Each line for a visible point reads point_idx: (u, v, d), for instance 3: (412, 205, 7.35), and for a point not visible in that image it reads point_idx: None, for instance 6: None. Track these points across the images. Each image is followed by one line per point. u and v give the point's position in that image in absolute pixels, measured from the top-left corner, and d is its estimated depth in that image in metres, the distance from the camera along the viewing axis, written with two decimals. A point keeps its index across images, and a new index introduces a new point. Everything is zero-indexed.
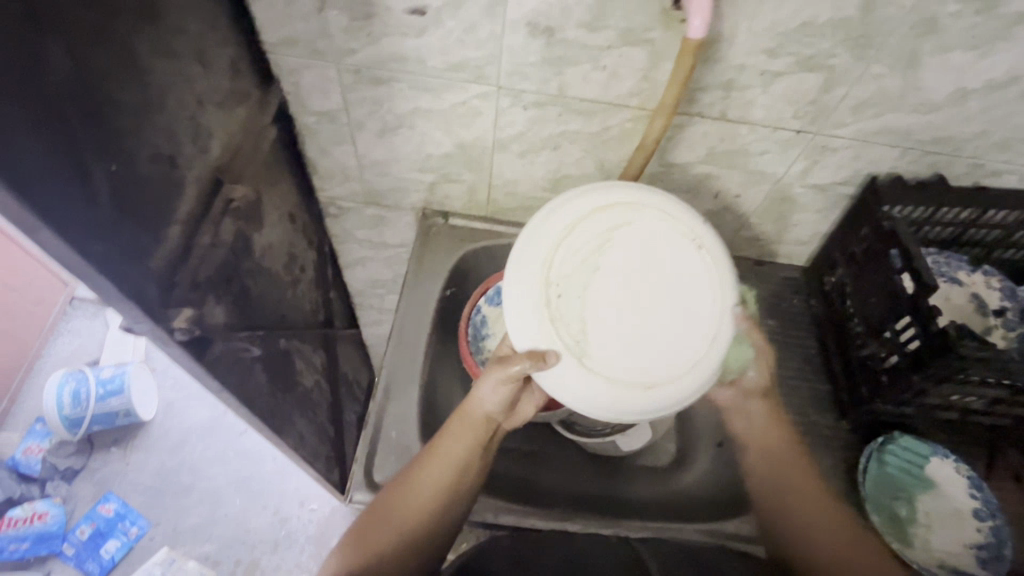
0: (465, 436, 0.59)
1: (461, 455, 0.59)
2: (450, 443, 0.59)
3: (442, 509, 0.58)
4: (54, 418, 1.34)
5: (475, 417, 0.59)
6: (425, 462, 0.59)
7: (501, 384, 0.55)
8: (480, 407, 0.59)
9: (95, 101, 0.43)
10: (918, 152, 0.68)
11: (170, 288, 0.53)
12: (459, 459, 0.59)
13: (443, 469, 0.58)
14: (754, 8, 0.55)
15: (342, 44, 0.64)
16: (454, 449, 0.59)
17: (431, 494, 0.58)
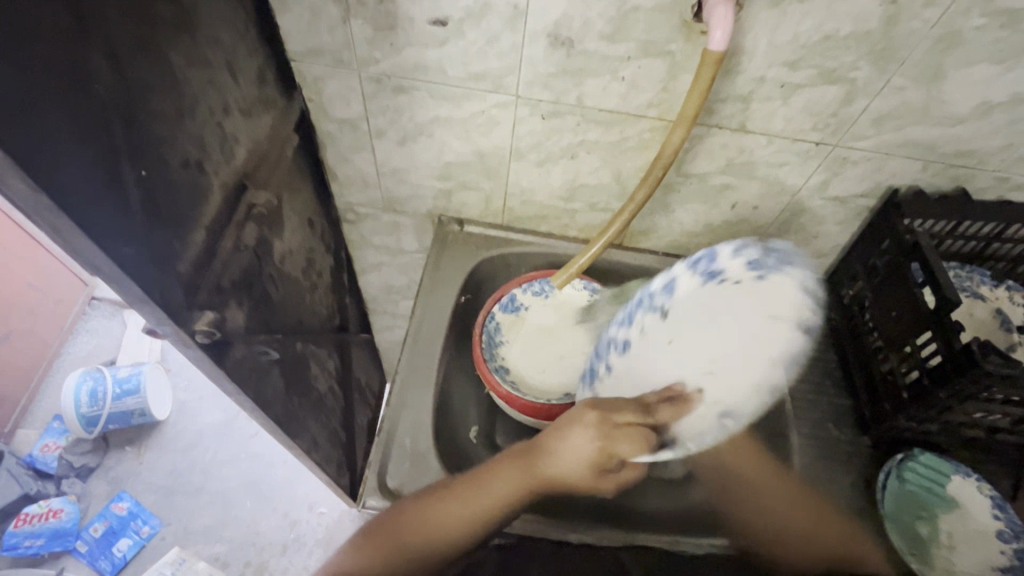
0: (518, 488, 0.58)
1: (498, 505, 0.57)
2: (491, 491, 0.58)
3: (457, 542, 0.57)
4: (72, 416, 1.36)
5: (527, 472, 0.58)
6: (462, 495, 0.58)
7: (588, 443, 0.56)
8: (553, 467, 0.57)
9: (133, 108, 0.45)
10: (941, 165, 0.67)
11: (194, 292, 0.53)
12: (496, 508, 0.58)
13: (479, 506, 0.57)
14: (777, 21, 0.55)
15: (366, 54, 0.65)
16: (492, 496, 0.58)
17: (453, 526, 0.57)
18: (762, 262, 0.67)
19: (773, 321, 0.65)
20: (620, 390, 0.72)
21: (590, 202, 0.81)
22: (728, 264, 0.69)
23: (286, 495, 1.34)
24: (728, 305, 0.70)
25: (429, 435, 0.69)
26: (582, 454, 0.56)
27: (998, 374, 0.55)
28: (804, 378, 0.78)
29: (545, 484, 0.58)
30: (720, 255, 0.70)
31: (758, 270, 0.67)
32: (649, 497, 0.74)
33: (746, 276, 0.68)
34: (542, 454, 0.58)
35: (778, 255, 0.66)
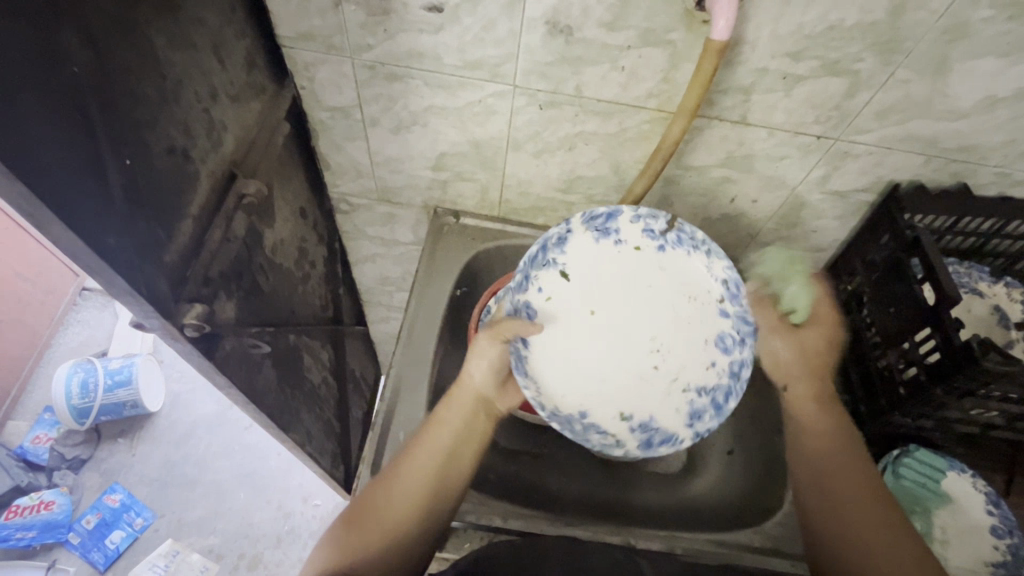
0: (457, 420, 0.59)
1: (451, 441, 0.58)
2: (441, 428, 0.58)
3: (432, 497, 0.55)
4: (63, 407, 1.34)
5: (464, 400, 0.61)
6: (417, 447, 0.57)
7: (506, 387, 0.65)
8: (475, 393, 0.62)
9: (112, 93, 0.43)
10: (942, 159, 0.66)
11: (182, 284, 0.52)
12: (452, 445, 0.58)
13: (439, 447, 0.57)
14: (780, 10, 0.53)
15: (358, 40, 0.63)
16: (446, 434, 0.58)
17: (419, 480, 0.55)
18: (655, 229, 0.68)
19: (699, 305, 0.68)
20: (551, 354, 0.67)
21: (587, 194, 0.80)
22: (625, 231, 0.68)
23: (280, 487, 1.34)
24: (626, 268, 0.69)
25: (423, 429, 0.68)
26: (499, 371, 0.63)
27: (998, 371, 0.54)
28: None
29: (481, 414, 0.61)
30: (619, 215, 0.68)
31: (656, 241, 0.68)
32: (643, 493, 0.74)
33: (644, 243, 0.69)
34: (460, 387, 0.62)
35: (679, 233, 0.68)
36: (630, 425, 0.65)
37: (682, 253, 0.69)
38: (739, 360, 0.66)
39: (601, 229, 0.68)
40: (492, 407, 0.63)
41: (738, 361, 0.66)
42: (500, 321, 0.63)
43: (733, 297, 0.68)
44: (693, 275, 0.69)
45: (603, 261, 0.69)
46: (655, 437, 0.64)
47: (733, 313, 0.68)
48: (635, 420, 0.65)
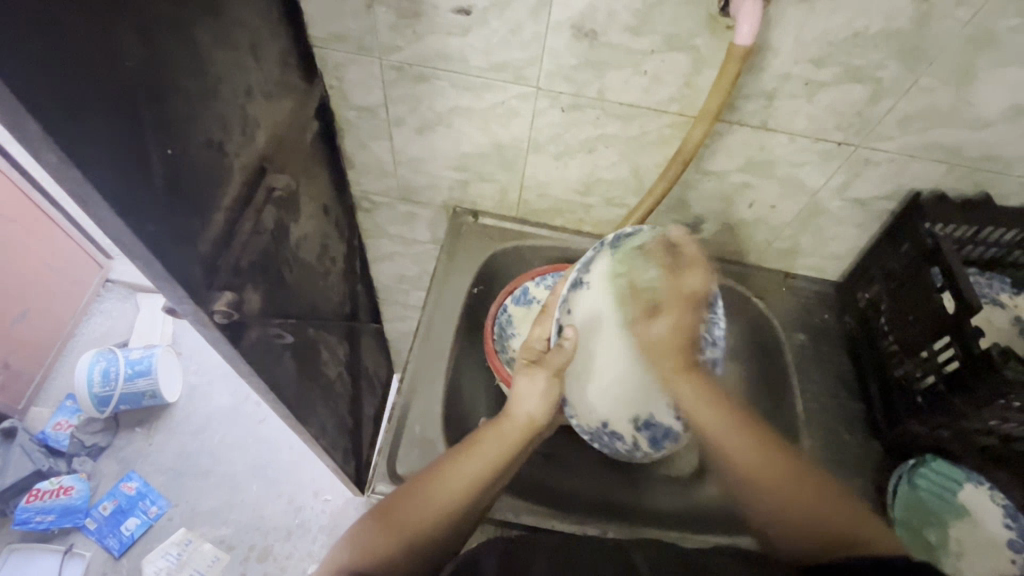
0: (501, 448, 0.58)
1: (494, 467, 0.57)
2: (483, 451, 0.58)
3: (460, 517, 0.54)
4: (84, 395, 1.38)
5: (509, 429, 0.60)
6: (458, 462, 0.56)
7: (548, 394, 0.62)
8: (522, 412, 0.61)
9: (159, 86, 0.45)
10: (965, 169, 0.66)
11: (213, 273, 0.54)
12: (491, 470, 0.57)
13: (480, 471, 0.56)
14: (805, 17, 0.54)
15: (388, 41, 0.65)
16: (488, 457, 0.57)
17: (453, 498, 0.54)
18: (640, 239, 0.68)
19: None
20: (582, 374, 0.65)
21: (606, 197, 0.81)
22: (617, 248, 0.67)
23: (292, 481, 1.35)
24: (611, 278, 0.66)
25: (439, 423, 0.69)
26: (551, 403, 0.62)
27: (1018, 382, 0.54)
28: (816, 381, 0.78)
29: (523, 441, 0.60)
30: (605, 236, 0.68)
31: (651, 251, 0.66)
32: (657, 494, 0.74)
33: (630, 252, 0.66)
34: (510, 411, 0.61)
35: (661, 238, 0.66)
36: (637, 425, 0.67)
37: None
38: (715, 360, 0.65)
39: (615, 245, 0.67)
40: (535, 434, 0.62)
41: (708, 375, 0.66)
42: (546, 355, 0.63)
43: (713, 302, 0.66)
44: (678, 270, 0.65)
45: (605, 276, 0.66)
46: (658, 433, 0.67)
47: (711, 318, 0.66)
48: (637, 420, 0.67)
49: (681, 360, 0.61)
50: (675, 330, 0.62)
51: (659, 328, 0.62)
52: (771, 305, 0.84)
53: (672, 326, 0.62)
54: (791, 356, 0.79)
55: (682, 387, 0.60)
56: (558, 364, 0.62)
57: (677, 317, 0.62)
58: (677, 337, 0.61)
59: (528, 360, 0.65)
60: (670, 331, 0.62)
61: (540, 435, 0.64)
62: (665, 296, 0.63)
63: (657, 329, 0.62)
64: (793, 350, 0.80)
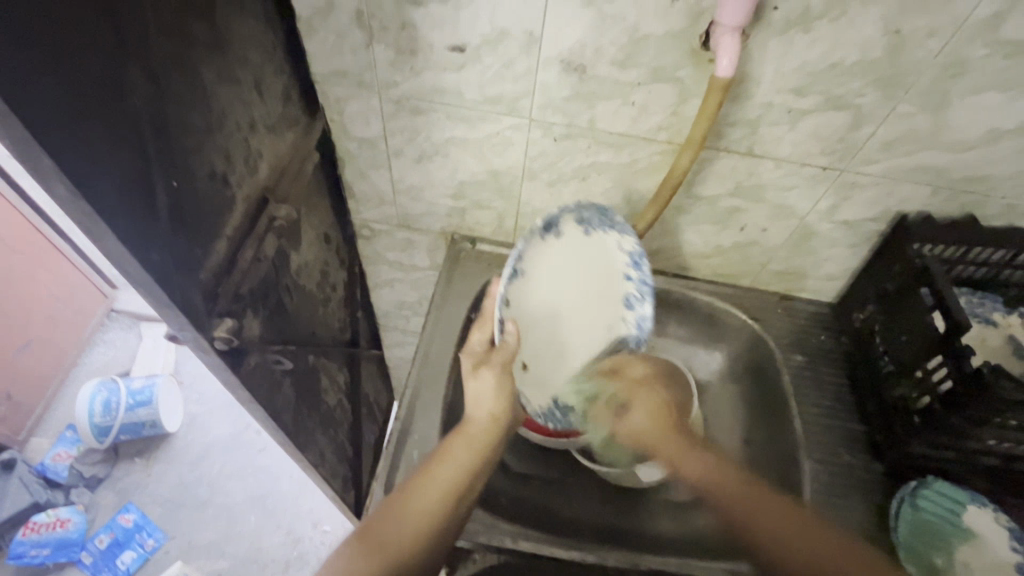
0: (467, 451, 0.59)
1: (465, 471, 0.58)
2: (452, 461, 0.58)
3: (442, 526, 0.54)
4: (85, 425, 1.37)
5: (477, 431, 0.61)
6: (430, 473, 0.57)
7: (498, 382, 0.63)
8: (478, 412, 0.62)
9: (165, 121, 0.47)
10: (949, 191, 0.68)
11: (214, 300, 0.55)
12: (463, 475, 0.57)
13: (451, 478, 0.57)
14: (784, 50, 0.57)
15: (387, 77, 0.68)
16: (456, 462, 0.58)
17: (425, 507, 0.54)
18: (586, 219, 0.70)
19: (608, 275, 0.72)
20: (534, 353, 0.73)
21: None
22: (569, 230, 0.70)
23: (291, 512, 1.34)
24: (558, 265, 0.71)
25: (436, 449, 0.69)
26: (506, 394, 0.63)
27: (1010, 401, 0.54)
28: (815, 403, 0.78)
29: (490, 442, 0.61)
30: (584, 217, 0.70)
31: (585, 228, 0.70)
32: (659, 523, 0.73)
33: (578, 232, 0.70)
34: (468, 414, 0.62)
35: (601, 216, 0.70)
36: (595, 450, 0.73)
37: (601, 233, 0.71)
38: (642, 315, 0.70)
39: (548, 228, 0.68)
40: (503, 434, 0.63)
41: (640, 316, 0.70)
42: (492, 353, 0.65)
43: (636, 264, 0.71)
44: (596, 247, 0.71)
45: (556, 258, 0.71)
46: None
47: (635, 278, 0.71)
48: (580, 403, 0.70)
49: (676, 441, 0.63)
50: (651, 417, 0.66)
51: (636, 419, 0.66)
52: (766, 326, 0.85)
53: (647, 411, 0.66)
54: (788, 377, 0.79)
55: (682, 462, 0.62)
56: (505, 358, 0.64)
57: (631, 386, 0.68)
58: (656, 421, 0.66)
59: (474, 362, 0.65)
60: (648, 420, 0.66)
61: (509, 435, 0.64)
62: (619, 391, 0.68)
63: (636, 420, 0.66)
64: (790, 371, 0.80)
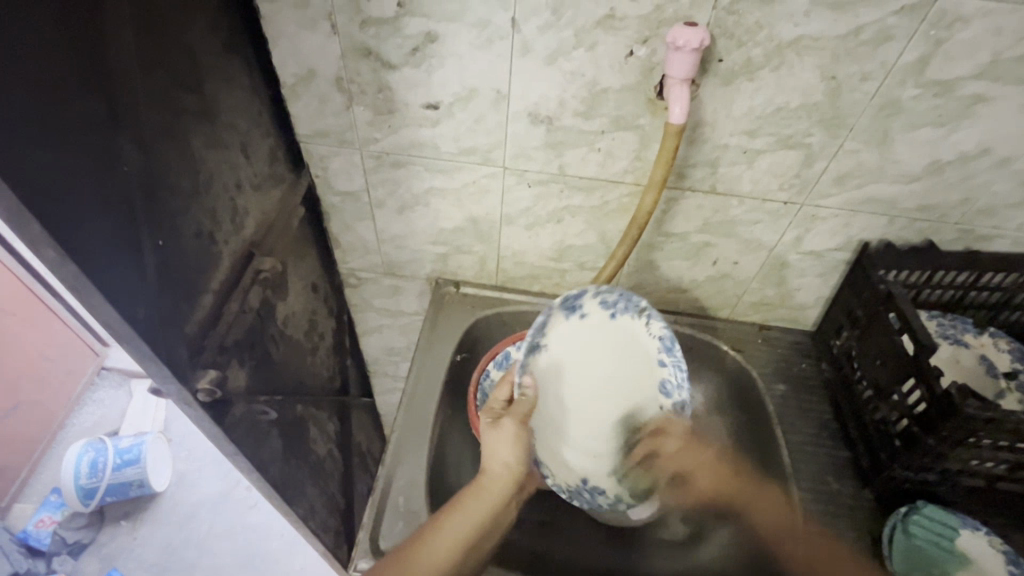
0: (479, 509, 0.60)
1: (474, 528, 0.58)
2: (463, 515, 0.58)
3: None
4: (69, 488, 1.33)
5: (493, 482, 0.62)
6: (439, 525, 0.57)
7: (500, 428, 0.65)
8: (495, 458, 0.63)
9: (154, 186, 0.50)
10: (905, 219, 0.72)
11: (199, 351, 0.57)
12: (472, 530, 0.58)
13: (460, 536, 0.57)
14: (731, 97, 0.61)
15: (367, 134, 0.72)
16: (470, 519, 0.58)
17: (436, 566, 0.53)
18: (612, 302, 0.74)
19: (647, 363, 0.74)
20: (558, 425, 0.72)
21: (578, 261, 0.85)
22: (590, 306, 0.74)
23: (281, 571, 1.30)
24: (567, 335, 0.74)
25: (422, 494, 0.69)
26: (522, 448, 0.65)
27: (981, 417, 0.56)
28: (800, 431, 0.78)
29: (502, 493, 0.62)
30: (585, 294, 0.74)
31: (611, 310, 0.74)
32: (653, 561, 0.73)
33: (602, 313, 0.75)
34: (484, 462, 0.64)
35: (625, 300, 0.74)
36: (617, 480, 0.70)
37: (626, 317, 0.74)
38: (681, 401, 0.71)
39: (570, 308, 0.74)
40: (516, 483, 0.64)
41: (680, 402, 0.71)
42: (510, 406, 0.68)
43: (668, 349, 0.72)
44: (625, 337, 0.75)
45: (569, 331, 0.74)
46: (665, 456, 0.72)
47: (670, 363, 0.72)
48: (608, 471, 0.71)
49: (744, 489, 0.69)
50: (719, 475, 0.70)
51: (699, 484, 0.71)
52: (747, 355, 0.87)
53: (713, 473, 0.70)
54: (771, 407, 0.80)
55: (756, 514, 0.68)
56: (522, 412, 0.66)
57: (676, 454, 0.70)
58: (723, 468, 0.70)
59: (493, 417, 0.68)
60: (715, 482, 0.70)
61: (521, 485, 0.65)
62: (675, 464, 0.70)
63: (699, 483, 0.71)
64: (773, 400, 0.81)
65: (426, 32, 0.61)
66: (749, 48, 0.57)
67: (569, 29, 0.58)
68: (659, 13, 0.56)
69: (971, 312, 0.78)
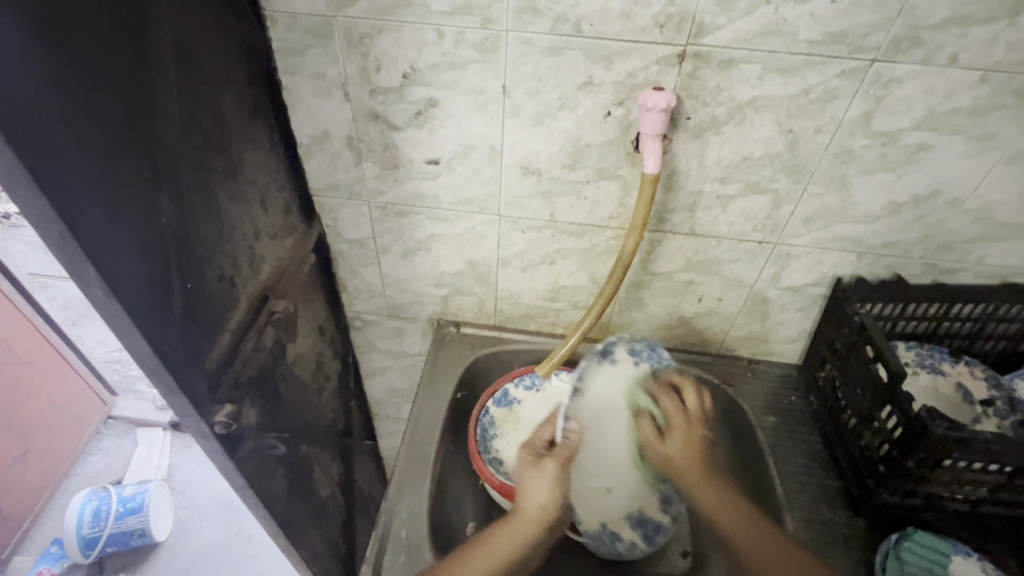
0: (501, 555, 0.58)
1: (496, 568, 0.57)
2: (485, 554, 0.57)
3: None
4: (71, 539, 1.33)
5: (526, 523, 0.60)
6: (458, 565, 0.56)
7: (537, 467, 0.64)
8: (532, 502, 0.61)
9: (186, 235, 0.56)
10: (873, 256, 0.77)
11: (217, 387, 0.61)
12: (489, 573, 0.56)
13: (476, 575, 0.56)
14: (701, 149, 0.68)
15: (374, 187, 0.79)
16: (493, 558, 0.57)
17: None
18: (638, 351, 0.76)
19: None
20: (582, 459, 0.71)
21: (572, 301, 0.90)
22: (620, 356, 0.75)
23: None
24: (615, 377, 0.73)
25: (425, 526, 0.71)
26: (562, 491, 0.63)
27: (951, 437, 0.59)
28: (790, 460, 0.80)
29: (536, 530, 0.60)
30: (617, 346, 0.76)
31: (635, 358, 0.75)
32: None
33: (627, 359, 0.75)
34: (520, 500, 0.62)
35: (649, 350, 0.77)
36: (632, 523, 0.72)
37: (652, 368, 0.75)
38: None
39: (604, 354, 0.75)
40: (551, 527, 0.62)
41: None
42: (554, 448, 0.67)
43: None
44: (650, 386, 0.73)
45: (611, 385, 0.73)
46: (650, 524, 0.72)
47: None
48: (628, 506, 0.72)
49: (704, 467, 0.62)
50: (687, 441, 0.64)
51: (677, 449, 0.64)
52: (737, 389, 0.90)
53: (682, 435, 0.64)
54: (762, 439, 0.82)
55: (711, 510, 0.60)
56: (566, 454, 0.66)
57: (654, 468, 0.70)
58: (691, 449, 0.63)
59: (532, 455, 0.67)
60: (686, 447, 0.64)
61: (555, 528, 0.63)
62: (670, 413, 0.66)
63: (675, 442, 0.64)
64: (764, 431, 0.84)
65: (428, 98, 0.69)
66: (713, 107, 0.64)
67: (553, 93, 0.66)
68: (631, 79, 0.63)
69: (948, 340, 0.82)
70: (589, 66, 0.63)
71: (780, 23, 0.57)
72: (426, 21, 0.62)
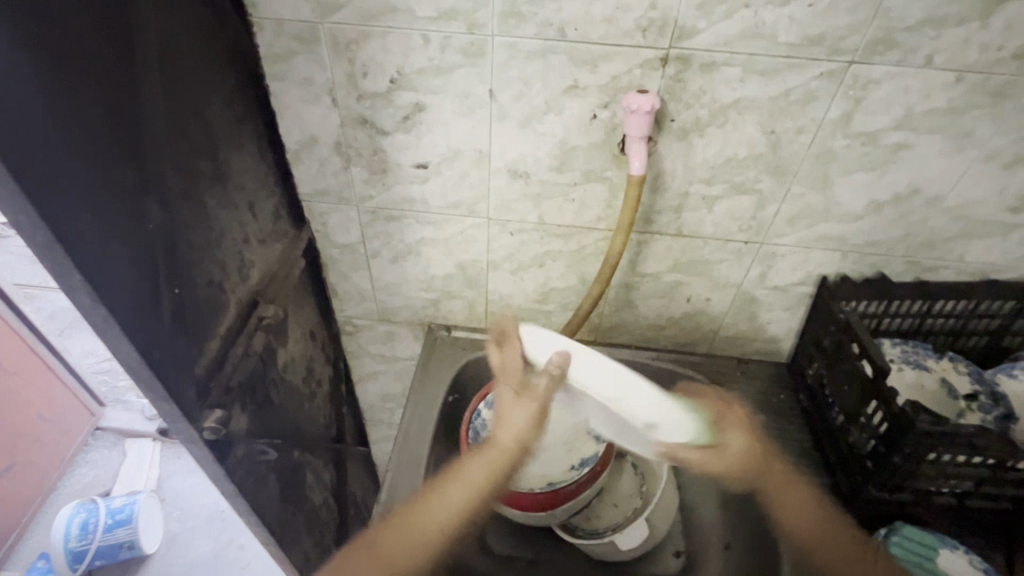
0: (473, 482, 0.63)
1: (471, 493, 0.63)
2: (460, 480, 0.64)
3: (437, 543, 0.61)
4: (58, 552, 1.30)
5: (498, 452, 0.64)
6: (437, 496, 0.63)
7: (517, 405, 0.65)
8: (503, 434, 0.64)
9: (174, 241, 0.56)
10: (856, 254, 0.78)
11: (206, 392, 0.61)
12: (466, 499, 0.63)
13: (456, 500, 0.62)
14: (686, 151, 0.69)
15: (363, 192, 0.80)
16: (469, 482, 0.63)
17: (421, 535, 0.61)
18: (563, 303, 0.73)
19: None
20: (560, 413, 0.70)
21: (562, 303, 0.91)
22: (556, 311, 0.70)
23: None
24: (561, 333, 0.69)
25: None
26: (534, 425, 0.64)
27: (935, 431, 0.60)
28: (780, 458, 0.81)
29: (510, 459, 0.64)
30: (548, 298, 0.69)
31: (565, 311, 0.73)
32: None
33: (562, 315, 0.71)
34: (495, 430, 0.65)
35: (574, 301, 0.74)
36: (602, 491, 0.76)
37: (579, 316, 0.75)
38: None
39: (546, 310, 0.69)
40: (527, 451, 0.65)
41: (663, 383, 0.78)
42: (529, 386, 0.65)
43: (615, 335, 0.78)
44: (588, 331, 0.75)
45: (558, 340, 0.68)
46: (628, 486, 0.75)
47: None
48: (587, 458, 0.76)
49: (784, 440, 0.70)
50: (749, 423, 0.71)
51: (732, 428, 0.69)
52: (728, 387, 0.89)
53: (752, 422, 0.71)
54: None
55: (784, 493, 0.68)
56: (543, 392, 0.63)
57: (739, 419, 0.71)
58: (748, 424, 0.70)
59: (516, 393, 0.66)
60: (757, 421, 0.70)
61: (533, 451, 0.66)
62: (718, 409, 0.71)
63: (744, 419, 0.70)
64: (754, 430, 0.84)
65: (415, 102, 0.69)
66: (696, 108, 0.65)
67: (540, 97, 0.67)
68: (616, 83, 0.64)
69: (932, 337, 0.83)
70: (574, 70, 0.64)
71: (759, 26, 0.58)
72: (412, 27, 0.63)
